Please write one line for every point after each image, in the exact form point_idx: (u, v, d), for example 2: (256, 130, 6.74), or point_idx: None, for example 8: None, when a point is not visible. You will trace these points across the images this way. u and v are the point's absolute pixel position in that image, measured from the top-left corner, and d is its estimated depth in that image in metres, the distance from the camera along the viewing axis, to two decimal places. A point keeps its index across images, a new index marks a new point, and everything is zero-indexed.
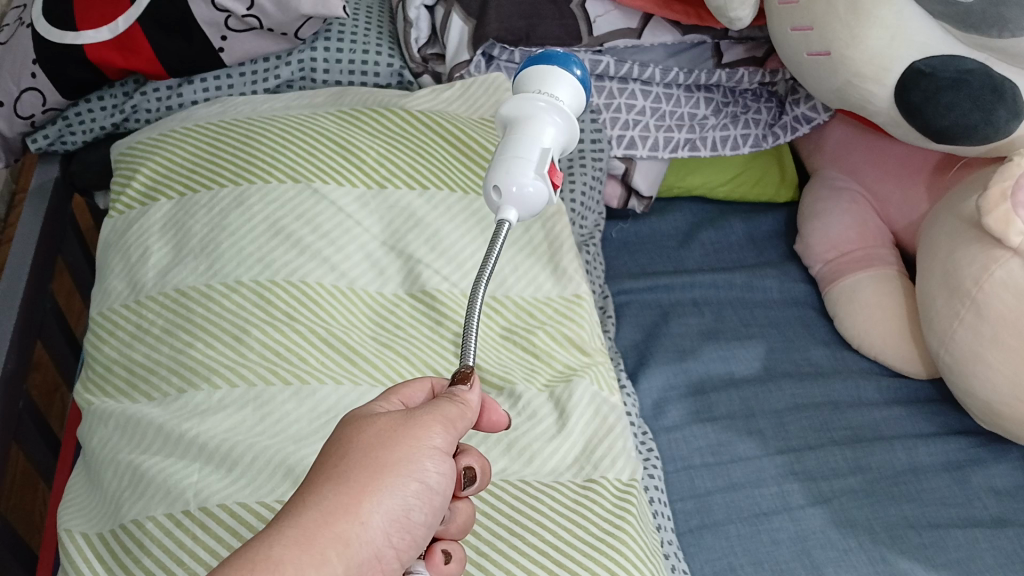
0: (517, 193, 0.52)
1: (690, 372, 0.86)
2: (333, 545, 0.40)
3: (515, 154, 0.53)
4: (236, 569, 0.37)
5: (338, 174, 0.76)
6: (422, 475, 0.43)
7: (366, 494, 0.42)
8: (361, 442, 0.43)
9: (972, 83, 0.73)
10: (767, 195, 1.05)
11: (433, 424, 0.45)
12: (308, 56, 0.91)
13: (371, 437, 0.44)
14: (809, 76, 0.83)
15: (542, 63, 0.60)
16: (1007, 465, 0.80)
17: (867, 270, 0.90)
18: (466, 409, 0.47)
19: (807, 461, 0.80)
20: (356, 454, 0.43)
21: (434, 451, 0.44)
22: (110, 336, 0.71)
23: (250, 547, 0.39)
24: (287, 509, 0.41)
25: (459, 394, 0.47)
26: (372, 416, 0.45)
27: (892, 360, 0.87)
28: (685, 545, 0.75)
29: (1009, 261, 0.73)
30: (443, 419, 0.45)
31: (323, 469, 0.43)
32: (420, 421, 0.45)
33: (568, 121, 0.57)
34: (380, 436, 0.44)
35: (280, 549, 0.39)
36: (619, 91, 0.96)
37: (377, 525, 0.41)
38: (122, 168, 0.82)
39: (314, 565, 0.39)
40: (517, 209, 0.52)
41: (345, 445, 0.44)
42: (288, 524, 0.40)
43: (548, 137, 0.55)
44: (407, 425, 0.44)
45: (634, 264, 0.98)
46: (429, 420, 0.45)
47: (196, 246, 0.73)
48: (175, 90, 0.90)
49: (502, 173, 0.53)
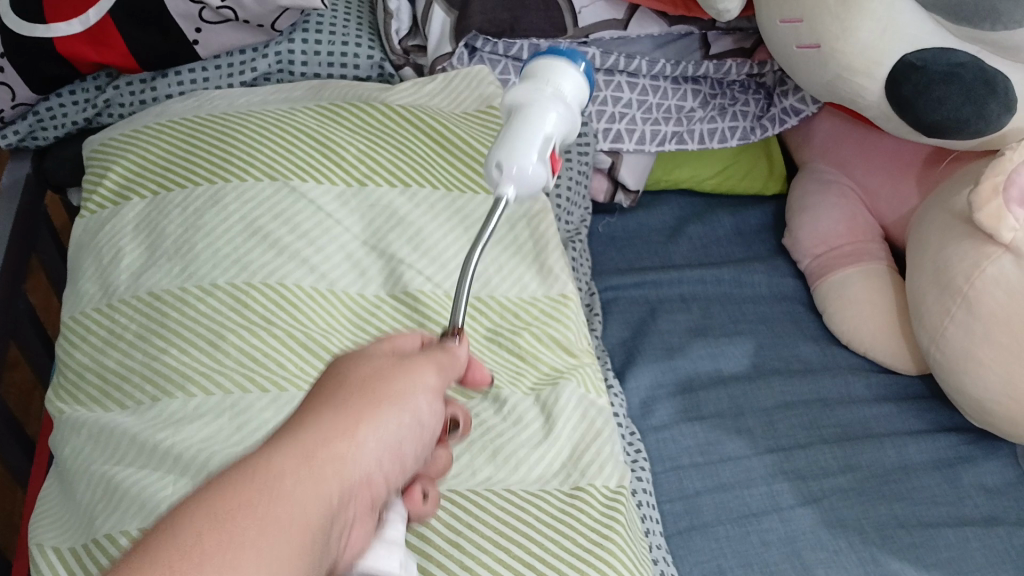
0: (516, 173, 0.50)
1: (678, 370, 0.85)
2: (331, 461, 0.38)
3: (519, 135, 0.52)
4: (236, 481, 0.35)
5: (317, 171, 0.75)
6: (416, 409, 0.42)
7: (363, 419, 0.40)
8: (357, 373, 0.42)
9: (964, 76, 0.72)
10: (755, 188, 1.03)
11: (426, 366, 0.44)
12: (286, 48, 0.88)
13: (366, 369, 0.42)
14: (799, 69, 0.82)
15: (550, 54, 0.58)
16: (996, 462, 0.80)
17: (857, 265, 0.89)
18: (454, 360, 0.47)
19: (797, 459, 0.79)
20: (352, 382, 0.42)
21: (427, 389, 0.43)
22: (83, 342, 0.69)
23: (247, 461, 0.37)
24: (282, 432, 0.39)
25: (449, 347, 0.47)
26: (366, 353, 0.44)
27: (881, 356, 0.87)
28: (674, 547, 0.73)
29: (1001, 257, 0.72)
30: (435, 362, 0.45)
31: (318, 398, 0.41)
32: (419, 361, 0.44)
33: (571, 111, 0.55)
34: (376, 370, 0.42)
35: (279, 461, 0.37)
36: (606, 83, 0.94)
37: (375, 451, 0.40)
38: (94, 166, 0.80)
39: (312, 479, 0.37)
40: (516, 188, 0.51)
41: (339, 376, 0.42)
42: (286, 441, 0.38)
43: (552, 122, 0.53)
44: (399, 365, 0.43)
45: (621, 260, 0.97)
46: (422, 362, 0.44)
47: (169, 248, 0.71)
48: (149, 84, 0.88)
49: (505, 151, 0.51)
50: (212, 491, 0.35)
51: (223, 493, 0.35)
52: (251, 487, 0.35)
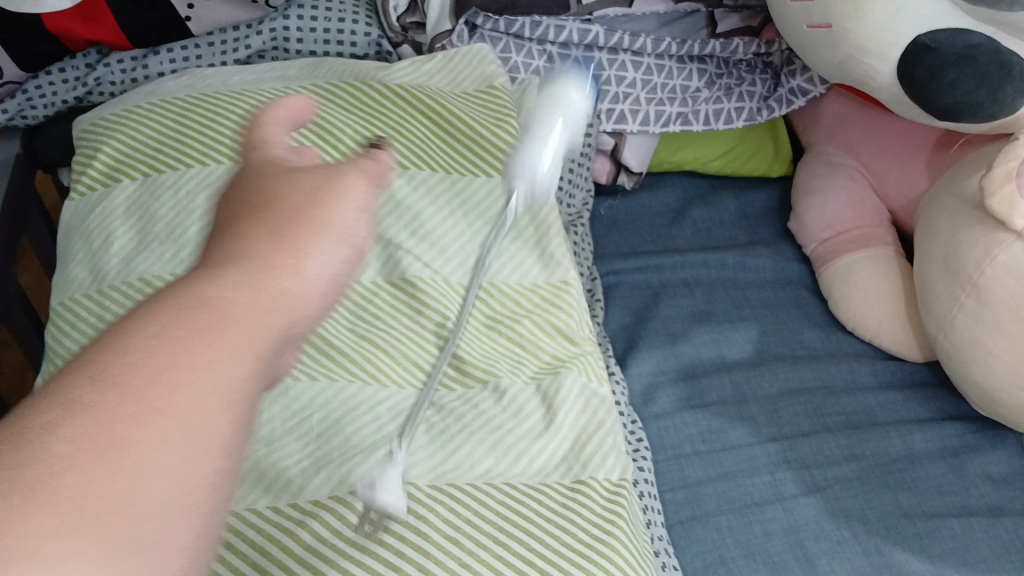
0: (530, 172, 0.50)
1: (681, 356, 0.84)
2: (280, 275, 0.35)
3: (541, 126, 0.50)
4: (171, 311, 0.32)
5: (314, 153, 0.73)
6: (362, 211, 0.39)
7: (308, 231, 0.37)
8: (283, 189, 0.38)
9: (979, 58, 0.69)
10: (760, 170, 1.01)
11: (371, 165, 0.40)
12: (280, 25, 0.85)
13: (286, 179, 0.39)
14: (809, 49, 0.80)
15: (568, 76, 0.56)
16: (1002, 452, 0.79)
17: (864, 250, 0.87)
18: (391, 158, 0.42)
19: (801, 448, 0.78)
20: (280, 196, 0.38)
21: (362, 190, 0.39)
22: (73, 328, 0.67)
23: (184, 288, 0.34)
24: (209, 260, 0.36)
25: (391, 147, 0.44)
26: (285, 164, 0.40)
27: (887, 343, 0.85)
28: (675, 537, 0.72)
29: (1012, 245, 0.70)
30: (373, 167, 0.40)
31: (238, 225, 0.37)
32: (357, 160, 0.40)
33: (583, 109, 0.54)
34: (303, 184, 0.38)
35: (217, 288, 0.34)
36: (610, 62, 0.91)
37: (311, 267, 0.36)
38: (83, 146, 0.77)
39: (259, 304, 0.34)
40: (528, 182, 0.50)
41: (262, 191, 0.38)
42: (228, 261, 0.35)
43: (567, 121, 0.52)
44: (329, 174, 0.39)
45: (623, 243, 0.95)
46: (357, 166, 0.40)
47: (162, 232, 0.70)
48: (140, 61, 0.85)
49: (530, 144, 0.50)
50: (144, 319, 0.32)
51: (158, 321, 0.32)
52: (191, 314, 0.32)
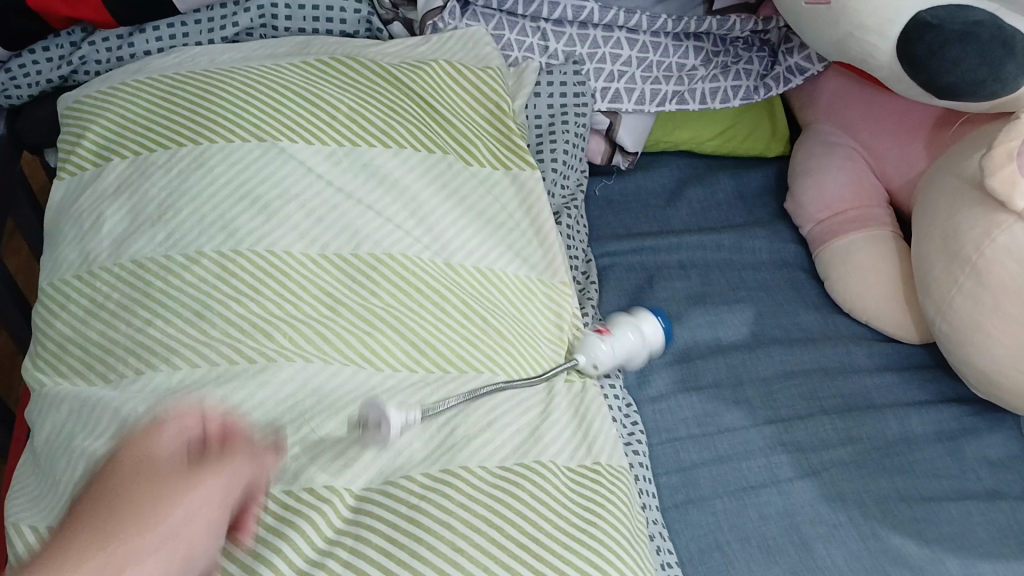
0: None
1: (676, 339, 0.83)
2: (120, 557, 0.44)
3: None
4: None
5: (306, 131, 0.70)
6: (195, 546, 0.47)
7: (148, 534, 0.45)
8: (119, 493, 0.47)
9: (980, 35, 0.68)
10: (757, 149, 1.00)
11: (212, 481, 0.49)
12: (269, 3, 0.84)
13: (150, 499, 0.47)
14: (809, 26, 0.79)
15: None
16: (999, 434, 0.79)
17: (862, 231, 0.86)
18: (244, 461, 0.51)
19: (797, 431, 0.77)
20: (123, 509, 0.46)
21: (202, 507, 0.48)
22: (62, 311, 0.66)
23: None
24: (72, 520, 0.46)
25: (224, 444, 0.51)
26: (142, 454, 0.49)
27: (885, 325, 0.84)
28: (670, 521, 0.72)
29: (1013, 225, 0.69)
30: (244, 460, 0.51)
31: (81, 523, 0.46)
32: (200, 471, 0.49)
33: None
34: (150, 500, 0.47)
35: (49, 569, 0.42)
36: (604, 40, 0.90)
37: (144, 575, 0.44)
38: (71, 125, 0.76)
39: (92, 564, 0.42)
40: None
41: (102, 497, 0.47)
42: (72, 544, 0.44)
43: None
44: (181, 477, 0.48)
45: (618, 224, 0.94)
46: (207, 472, 0.49)
47: (154, 212, 0.67)
48: (126, 39, 0.84)
49: None
50: None
51: None
52: None
